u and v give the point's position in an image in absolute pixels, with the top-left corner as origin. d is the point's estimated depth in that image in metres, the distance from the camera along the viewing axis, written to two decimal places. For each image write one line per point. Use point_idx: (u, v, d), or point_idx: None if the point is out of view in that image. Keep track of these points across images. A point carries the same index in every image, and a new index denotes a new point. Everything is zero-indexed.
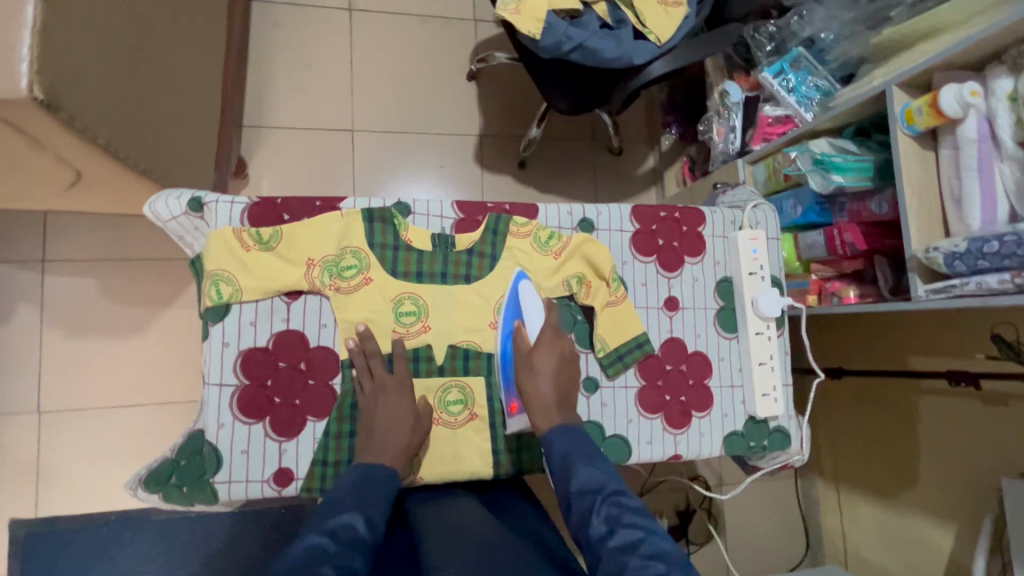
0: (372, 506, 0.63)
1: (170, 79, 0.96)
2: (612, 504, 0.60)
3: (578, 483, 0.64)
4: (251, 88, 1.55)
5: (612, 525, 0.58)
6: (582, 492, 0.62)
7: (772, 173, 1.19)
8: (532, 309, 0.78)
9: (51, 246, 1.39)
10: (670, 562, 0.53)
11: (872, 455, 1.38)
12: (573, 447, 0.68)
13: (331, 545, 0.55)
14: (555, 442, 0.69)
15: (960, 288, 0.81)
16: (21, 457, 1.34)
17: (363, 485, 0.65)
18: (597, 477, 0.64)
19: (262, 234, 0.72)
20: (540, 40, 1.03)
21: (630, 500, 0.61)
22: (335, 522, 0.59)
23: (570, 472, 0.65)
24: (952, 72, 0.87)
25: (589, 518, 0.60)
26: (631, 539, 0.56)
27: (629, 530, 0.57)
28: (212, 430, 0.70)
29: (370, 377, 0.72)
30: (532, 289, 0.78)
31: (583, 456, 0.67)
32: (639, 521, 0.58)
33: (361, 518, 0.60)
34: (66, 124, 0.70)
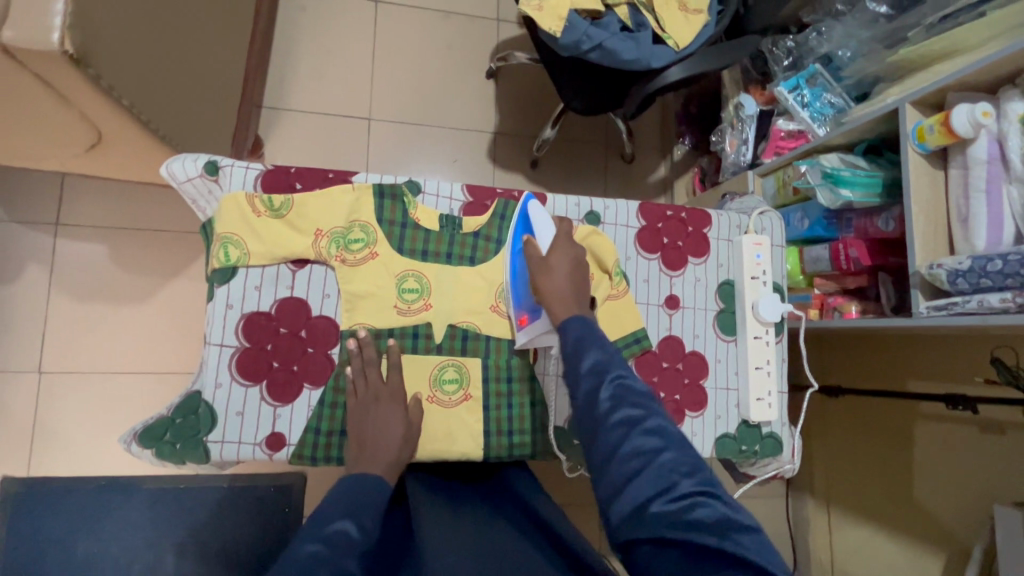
0: (365, 512, 0.67)
1: (196, 51, 0.98)
2: (620, 383, 0.61)
3: (587, 362, 0.63)
4: (273, 70, 1.58)
5: (618, 403, 0.59)
6: (591, 371, 0.62)
7: (781, 186, 1.20)
8: (542, 224, 0.77)
9: (65, 210, 1.41)
10: (670, 443, 0.57)
11: (865, 477, 1.37)
12: (583, 327, 0.67)
13: (325, 550, 0.60)
14: (570, 327, 0.66)
15: (962, 306, 0.81)
16: (18, 415, 1.35)
17: (358, 489, 0.67)
18: (606, 355, 0.63)
19: (274, 200, 0.73)
20: (560, 37, 1.05)
21: (633, 380, 0.62)
22: (329, 528, 0.63)
23: (580, 350, 0.65)
24: (965, 92, 0.87)
25: (596, 394, 0.60)
26: (637, 417, 0.58)
27: (635, 409, 0.58)
28: (209, 389, 0.71)
29: (365, 382, 0.72)
30: (540, 207, 0.78)
31: (594, 339, 0.66)
32: (643, 400, 0.60)
33: (354, 524, 0.64)
34: (93, 82, 0.72)
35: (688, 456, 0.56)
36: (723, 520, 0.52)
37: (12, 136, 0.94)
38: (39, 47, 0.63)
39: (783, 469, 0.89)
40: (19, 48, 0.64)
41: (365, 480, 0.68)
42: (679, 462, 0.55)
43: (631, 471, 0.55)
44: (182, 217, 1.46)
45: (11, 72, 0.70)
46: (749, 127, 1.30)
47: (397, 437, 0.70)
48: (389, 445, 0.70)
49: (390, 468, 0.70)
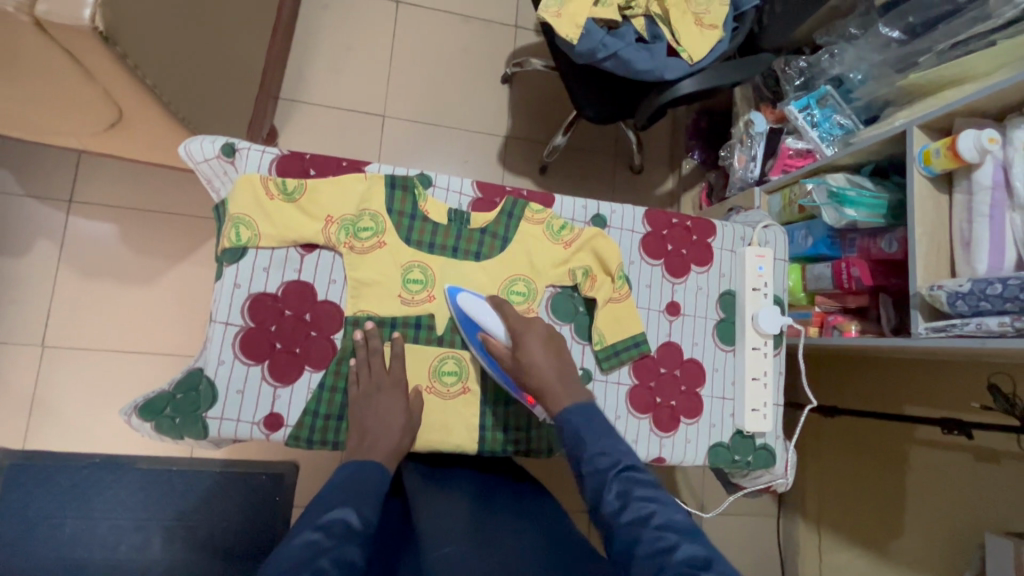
0: (363, 501, 0.64)
1: (220, 38, 1.00)
2: (624, 477, 0.57)
3: (587, 460, 0.60)
4: (292, 63, 1.60)
5: (624, 500, 0.55)
6: (592, 467, 0.59)
7: (787, 203, 1.21)
8: (490, 315, 0.75)
9: (79, 188, 1.43)
10: (686, 537, 0.51)
11: (855, 499, 1.37)
12: (584, 420, 0.65)
13: (324, 539, 0.57)
14: (569, 418, 0.65)
15: (960, 328, 0.82)
16: (18, 387, 1.36)
17: (357, 479, 0.66)
18: (608, 449, 0.61)
19: (287, 184, 0.74)
20: (576, 45, 1.07)
21: (643, 473, 0.58)
22: (328, 517, 0.60)
23: (580, 446, 0.62)
24: (973, 119, 0.89)
25: (601, 493, 0.57)
26: (645, 513, 0.53)
27: (643, 505, 0.54)
28: (211, 366, 0.71)
29: (367, 371, 0.73)
30: (474, 299, 0.76)
31: (597, 429, 0.63)
32: (652, 494, 0.55)
33: (354, 512, 0.62)
34: (119, 60, 0.74)
35: (708, 551, 0.50)
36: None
37: (34, 109, 0.95)
38: (71, 22, 0.65)
39: (775, 482, 0.89)
40: (51, 22, 0.65)
41: (367, 466, 0.68)
42: (697, 559, 0.48)
43: (645, 574, 0.48)
44: (193, 201, 1.48)
45: (42, 45, 0.72)
46: (758, 144, 1.31)
47: (398, 425, 0.72)
48: (389, 435, 0.71)
49: (386, 456, 0.70)
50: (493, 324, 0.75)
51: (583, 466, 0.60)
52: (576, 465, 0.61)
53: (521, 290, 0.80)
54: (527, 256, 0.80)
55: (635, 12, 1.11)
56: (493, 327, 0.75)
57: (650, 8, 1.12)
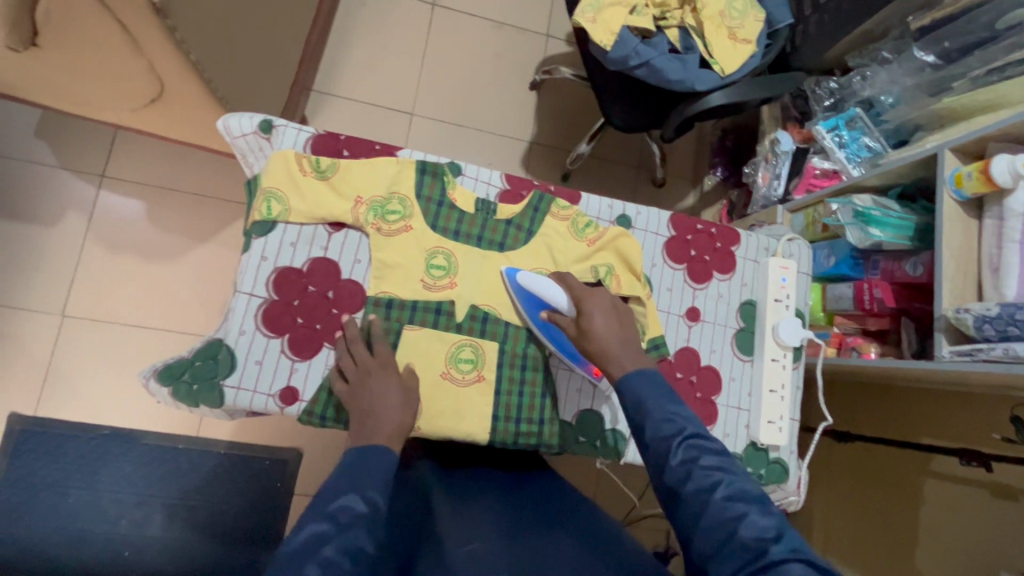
0: (369, 483, 0.58)
1: (263, 23, 1.03)
2: (692, 446, 0.56)
3: (651, 430, 0.59)
4: (328, 56, 1.64)
5: (692, 468, 0.55)
6: (657, 437, 0.58)
7: (810, 223, 1.20)
8: (550, 289, 0.73)
9: (112, 164, 1.47)
10: (754, 507, 0.52)
11: (857, 532, 1.35)
12: (646, 382, 0.63)
13: (330, 529, 0.53)
14: (628, 385, 0.63)
15: (986, 353, 0.81)
16: (35, 355, 1.38)
17: (361, 462, 0.60)
18: (671, 416, 0.59)
19: (321, 163, 0.75)
20: (609, 51, 1.08)
21: (707, 438, 0.59)
22: (334, 503, 0.55)
23: (642, 412, 0.60)
24: (1006, 144, 0.88)
25: (664, 461, 0.56)
26: (712, 483, 0.54)
27: (710, 474, 0.54)
28: (232, 335, 0.72)
29: (353, 361, 0.71)
30: (531, 276, 0.75)
31: (660, 395, 0.62)
32: (719, 463, 0.56)
33: (359, 497, 0.56)
34: (168, 32, 0.77)
35: (775, 520, 0.52)
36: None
37: (79, 80, 0.99)
38: None
39: (787, 500, 0.87)
40: None
41: (372, 448, 0.62)
42: (767, 529, 0.51)
43: (715, 543, 0.51)
44: (221, 184, 1.51)
45: (96, 13, 0.75)
46: (783, 163, 1.31)
47: (397, 403, 0.68)
48: (391, 414, 0.67)
49: (391, 435, 0.65)
50: (555, 294, 0.73)
51: (645, 434, 0.59)
52: (638, 430, 0.60)
53: None
54: (549, 251, 0.80)
55: (670, 23, 1.13)
56: (556, 300, 0.73)
57: (685, 19, 1.13)
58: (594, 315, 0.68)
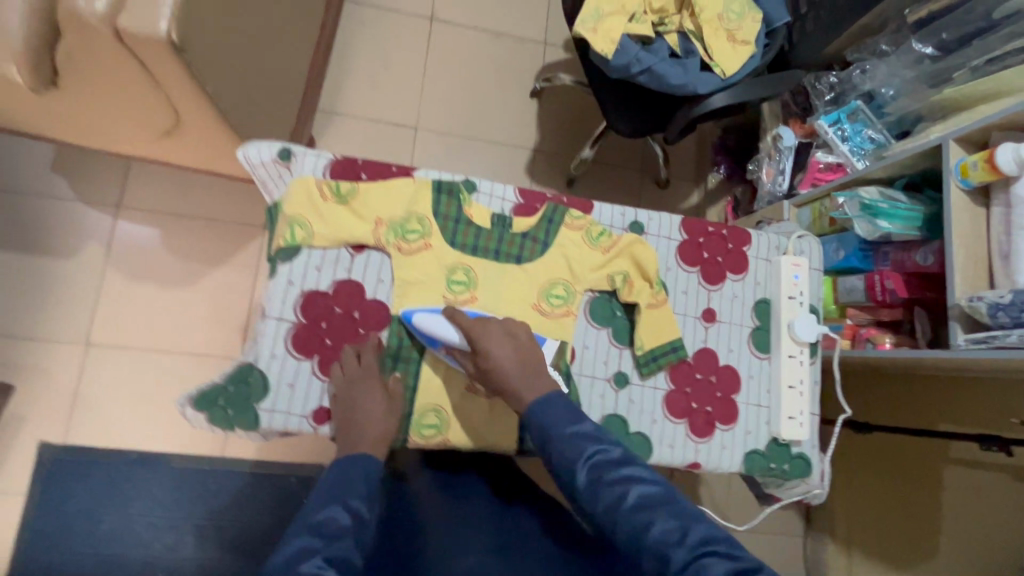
0: (352, 493, 0.63)
1: (271, 51, 1.06)
2: (594, 466, 0.61)
3: (558, 457, 0.63)
4: (331, 76, 1.66)
5: (596, 487, 0.60)
6: (563, 465, 0.63)
7: (817, 216, 1.21)
8: (441, 329, 0.74)
9: (128, 194, 1.50)
10: (658, 511, 0.57)
11: (887, 524, 1.36)
12: (545, 406, 0.67)
13: (317, 540, 0.57)
14: (529, 416, 0.67)
15: (1001, 339, 0.82)
16: (61, 384, 1.41)
17: (340, 476, 0.65)
18: (573, 439, 0.64)
19: (340, 188, 0.77)
20: (610, 59, 1.10)
21: (609, 450, 0.63)
22: (319, 516, 0.59)
23: (548, 442, 0.65)
24: (1009, 132, 0.89)
25: (576, 484, 0.62)
26: (617, 497, 0.59)
27: (613, 491, 0.59)
28: (264, 359, 0.74)
29: (355, 363, 0.75)
30: (423, 318, 0.74)
31: (558, 420, 0.66)
32: (621, 475, 0.60)
33: (343, 508, 0.61)
34: (186, 69, 0.79)
35: (677, 517, 0.56)
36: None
37: (98, 118, 1.01)
38: (149, 33, 0.71)
39: (810, 493, 0.89)
40: (129, 32, 0.71)
41: (354, 459, 0.67)
42: (668, 530, 0.55)
43: (633, 552, 0.56)
44: (233, 208, 1.53)
45: (116, 54, 0.77)
46: (787, 158, 1.32)
47: (379, 413, 0.72)
48: (375, 422, 0.72)
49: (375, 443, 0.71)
50: (447, 333, 0.74)
51: (554, 462, 0.64)
52: (550, 461, 0.65)
53: (561, 293, 0.82)
54: (565, 261, 0.82)
55: (669, 28, 1.15)
56: (448, 337, 0.74)
57: (684, 24, 1.15)
58: (491, 348, 0.70)
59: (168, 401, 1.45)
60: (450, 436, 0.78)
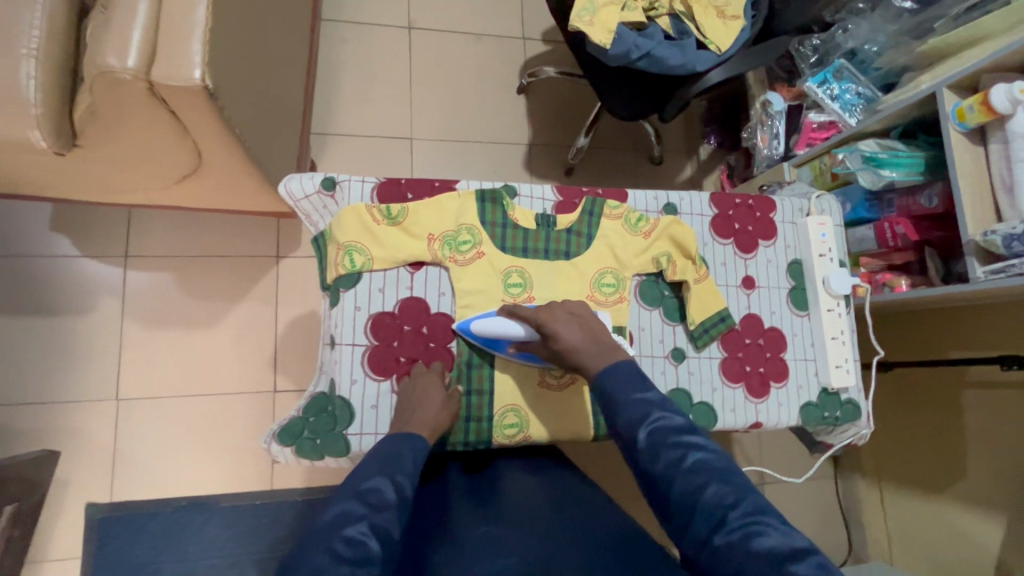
0: (398, 470, 0.63)
1: (277, 81, 1.06)
2: (658, 428, 0.62)
3: (622, 416, 0.64)
4: (320, 98, 1.66)
5: (658, 448, 0.61)
6: (627, 423, 0.63)
7: (819, 173, 1.28)
8: (508, 327, 0.76)
9: (134, 243, 1.48)
10: (717, 477, 0.58)
11: (922, 450, 1.45)
12: (615, 375, 0.68)
13: (360, 507, 0.57)
14: (602, 382, 0.68)
15: (1018, 267, 0.88)
16: (99, 443, 1.40)
17: (384, 451, 0.65)
18: (640, 403, 0.64)
19: (390, 210, 0.79)
20: (610, 49, 1.13)
21: (673, 417, 0.64)
22: (366, 484, 0.60)
23: (614, 403, 0.66)
24: (998, 74, 0.95)
25: (635, 442, 0.62)
26: (678, 459, 0.59)
27: (675, 452, 0.60)
28: (345, 386, 0.76)
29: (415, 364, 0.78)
30: (487, 321, 0.77)
31: (627, 387, 0.67)
32: (684, 440, 0.61)
33: (388, 480, 0.61)
34: (218, 113, 0.80)
35: (735, 486, 0.57)
36: (785, 549, 0.52)
37: (113, 173, 1.01)
38: (184, 84, 0.72)
39: (860, 433, 0.94)
40: (164, 84, 0.72)
41: (405, 438, 0.68)
42: (725, 494, 0.56)
43: (686, 511, 0.57)
44: (243, 243, 1.53)
45: (146, 107, 0.77)
46: (779, 122, 1.37)
47: (438, 403, 0.74)
48: (435, 410, 0.73)
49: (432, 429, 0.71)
50: (514, 330, 0.76)
51: (617, 421, 0.65)
52: (612, 420, 0.65)
53: (610, 281, 0.85)
54: (611, 249, 0.86)
55: (660, 12, 1.18)
56: (508, 331, 0.76)
57: (674, 6, 1.18)
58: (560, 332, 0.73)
59: (208, 443, 1.45)
60: (530, 432, 0.81)
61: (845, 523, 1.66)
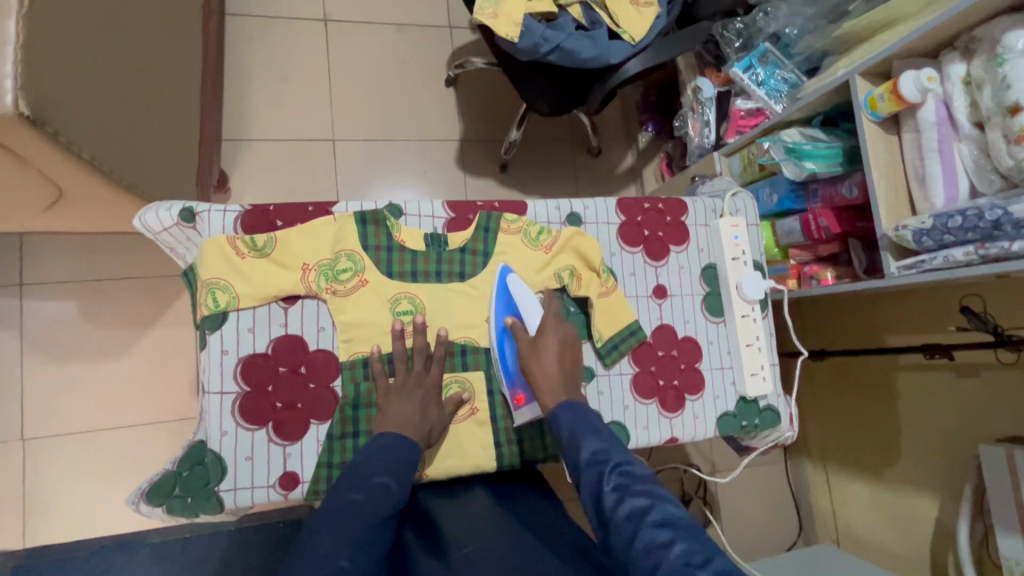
0: (401, 470, 0.65)
1: (149, 92, 0.96)
2: (622, 475, 0.60)
3: (588, 460, 0.63)
4: (230, 101, 1.55)
5: (622, 493, 0.58)
6: (590, 464, 0.62)
7: (747, 164, 1.24)
8: (528, 305, 0.78)
9: (30, 270, 1.36)
10: (681, 533, 0.53)
11: (860, 434, 1.46)
12: (584, 421, 0.68)
13: (362, 500, 0.60)
14: (560, 418, 0.68)
15: (929, 262, 0.86)
16: (6, 486, 1.31)
17: (395, 448, 0.66)
18: (608, 447, 0.63)
19: (256, 240, 0.72)
20: (518, 43, 1.06)
21: (640, 469, 0.61)
22: (371, 479, 0.62)
23: (579, 449, 0.65)
24: (910, 59, 0.92)
25: (599, 489, 0.60)
26: (643, 508, 0.56)
27: (640, 500, 0.56)
28: (215, 439, 0.70)
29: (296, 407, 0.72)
30: (521, 282, 0.78)
31: (592, 432, 0.66)
32: (650, 489, 0.58)
33: (394, 479, 0.63)
34: (53, 140, 0.71)
35: (702, 544, 0.52)
36: None
37: None
38: None
39: (783, 438, 0.92)
40: None
41: (399, 443, 0.67)
42: (692, 551, 0.51)
43: (646, 568, 0.51)
44: (153, 262, 1.42)
45: None
46: (709, 109, 1.33)
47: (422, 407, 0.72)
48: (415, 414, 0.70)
49: None
50: (533, 312, 0.78)
51: (582, 465, 0.63)
52: (577, 467, 0.64)
53: None
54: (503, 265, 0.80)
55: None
56: (528, 316, 0.77)
57: None
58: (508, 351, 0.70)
59: (128, 478, 1.36)
60: (427, 469, 0.76)
61: (795, 504, 1.69)
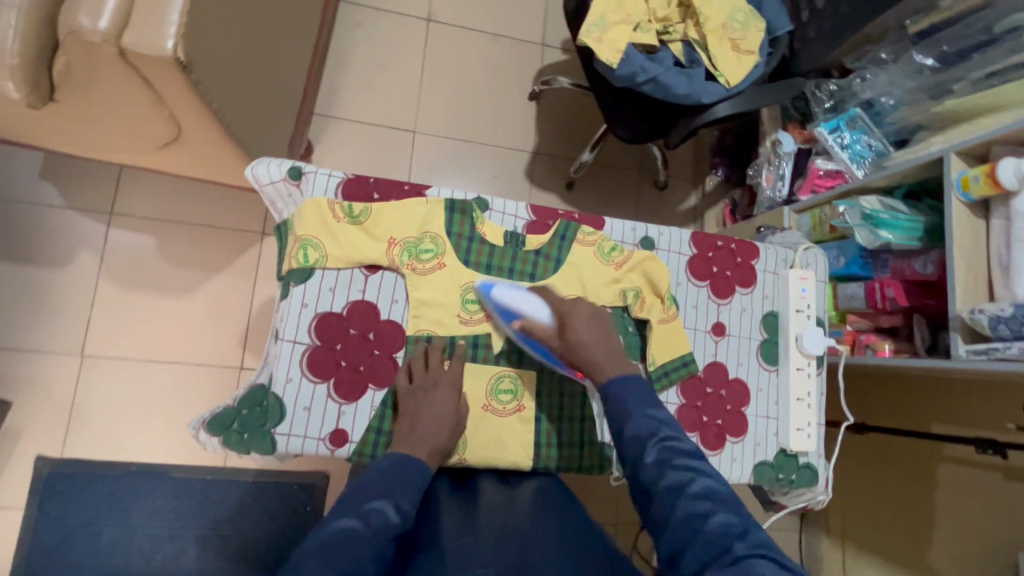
0: (404, 494, 0.63)
1: (271, 59, 1.03)
2: (664, 448, 0.62)
3: (629, 432, 0.65)
4: (327, 79, 1.64)
5: (663, 466, 0.61)
6: (632, 437, 0.64)
7: (817, 223, 1.23)
8: (527, 300, 0.76)
9: (121, 201, 1.47)
10: (720, 505, 0.56)
11: (888, 520, 1.40)
12: (630, 392, 0.70)
13: (361, 527, 0.58)
14: (614, 391, 0.69)
15: (1003, 351, 0.84)
16: (57, 396, 1.39)
17: (404, 468, 0.66)
18: (652, 419, 0.66)
19: (353, 208, 0.77)
20: (616, 68, 1.09)
21: (683, 443, 0.64)
22: (369, 505, 0.60)
23: (624, 417, 0.67)
24: (1010, 147, 0.91)
25: (641, 459, 0.63)
26: (684, 481, 0.59)
27: (681, 473, 0.60)
28: (280, 383, 0.74)
29: (357, 368, 0.76)
30: (503, 287, 0.77)
31: (640, 403, 0.68)
32: (691, 464, 0.61)
33: (391, 504, 0.61)
34: (192, 87, 0.77)
35: (741, 517, 0.55)
36: None
37: (91, 130, 0.98)
38: (155, 53, 0.69)
39: (816, 500, 0.91)
40: (134, 51, 0.69)
41: (408, 466, 0.66)
42: (729, 523, 0.54)
43: (683, 535, 0.55)
44: (230, 214, 1.51)
45: (118, 72, 0.75)
46: (787, 164, 1.33)
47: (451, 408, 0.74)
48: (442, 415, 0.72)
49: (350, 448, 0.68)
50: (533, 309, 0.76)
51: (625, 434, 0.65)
52: (619, 435, 0.66)
53: None
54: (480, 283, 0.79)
55: (673, 37, 1.16)
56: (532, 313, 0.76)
57: (688, 33, 1.16)
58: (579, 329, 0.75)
59: (165, 411, 1.43)
60: (466, 455, 0.77)
61: None
